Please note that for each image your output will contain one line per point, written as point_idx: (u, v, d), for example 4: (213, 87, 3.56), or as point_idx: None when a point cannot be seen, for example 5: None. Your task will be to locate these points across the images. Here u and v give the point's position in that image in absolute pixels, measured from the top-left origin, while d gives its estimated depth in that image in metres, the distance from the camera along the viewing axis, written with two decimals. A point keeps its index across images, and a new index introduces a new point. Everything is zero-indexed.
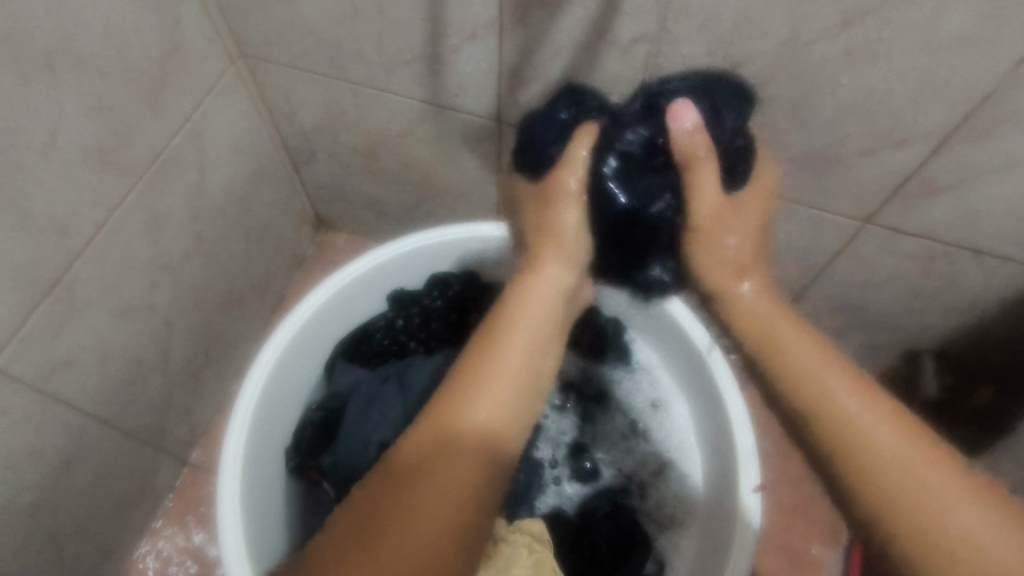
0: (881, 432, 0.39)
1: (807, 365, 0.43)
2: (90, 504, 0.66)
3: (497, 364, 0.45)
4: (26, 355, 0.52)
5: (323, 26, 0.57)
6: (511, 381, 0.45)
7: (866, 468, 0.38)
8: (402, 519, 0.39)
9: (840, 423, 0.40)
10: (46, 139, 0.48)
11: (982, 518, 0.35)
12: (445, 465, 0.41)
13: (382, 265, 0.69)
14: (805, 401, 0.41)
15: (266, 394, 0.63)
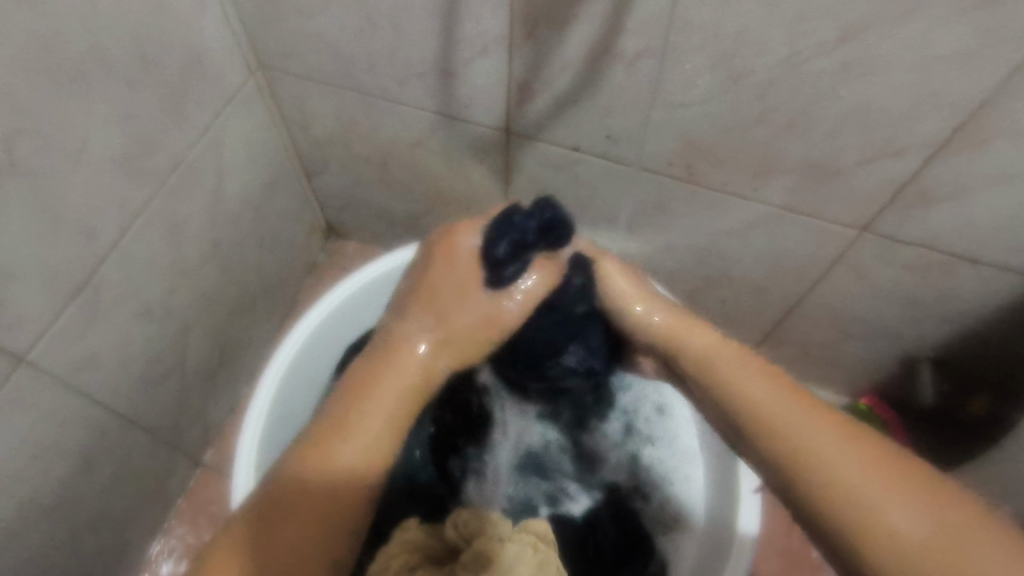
0: (841, 453, 0.40)
1: (773, 400, 0.45)
2: (107, 502, 0.67)
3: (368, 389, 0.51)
4: (53, 352, 0.54)
5: (340, 41, 0.60)
6: (377, 401, 0.50)
7: (827, 472, 0.40)
8: (285, 524, 0.44)
9: (799, 450, 0.42)
10: (79, 145, 0.50)
11: (936, 515, 0.36)
12: (315, 477, 0.46)
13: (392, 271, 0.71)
14: (769, 429, 0.44)
15: (279, 395, 0.65)
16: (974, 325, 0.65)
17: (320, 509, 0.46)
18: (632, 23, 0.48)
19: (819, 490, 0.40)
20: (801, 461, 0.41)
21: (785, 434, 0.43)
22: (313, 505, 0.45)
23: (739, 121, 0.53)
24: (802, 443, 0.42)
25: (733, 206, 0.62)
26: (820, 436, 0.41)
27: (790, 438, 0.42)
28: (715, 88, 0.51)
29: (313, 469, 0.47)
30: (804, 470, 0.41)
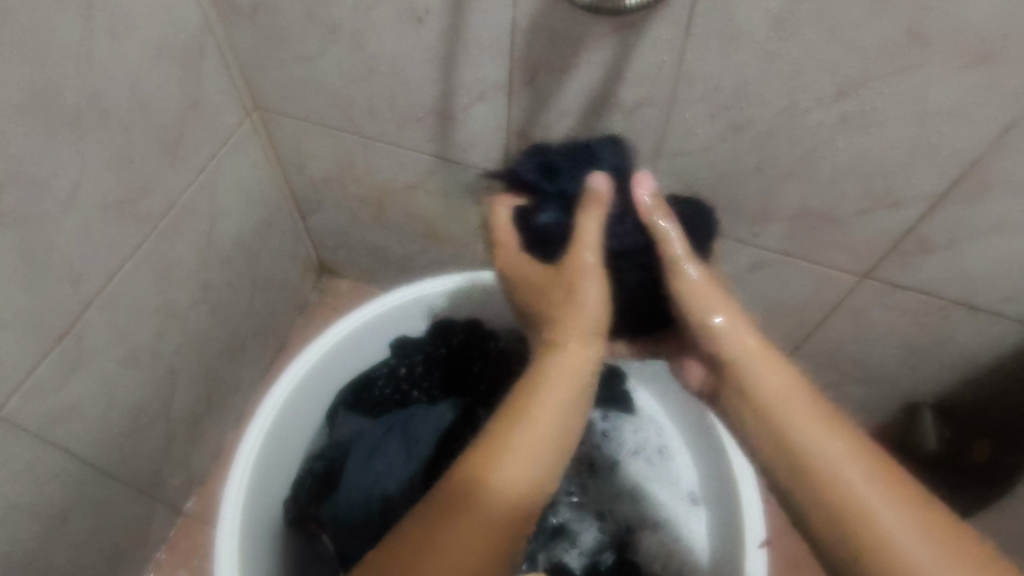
0: (872, 488, 0.39)
1: (806, 422, 0.42)
2: (83, 557, 0.64)
3: (531, 447, 0.43)
4: (31, 404, 0.51)
5: (339, 85, 0.60)
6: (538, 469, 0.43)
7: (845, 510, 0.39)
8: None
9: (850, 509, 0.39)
10: (69, 191, 0.49)
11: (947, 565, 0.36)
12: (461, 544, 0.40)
13: (384, 314, 0.70)
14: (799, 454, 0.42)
15: (268, 441, 0.62)
16: (976, 372, 0.64)
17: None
18: (632, 73, 0.49)
19: (822, 519, 0.40)
20: (811, 483, 0.41)
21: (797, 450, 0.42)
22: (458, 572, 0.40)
23: (738, 168, 0.53)
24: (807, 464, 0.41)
25: (733, 250, 0.62)
26: (860, 471, 0.40)
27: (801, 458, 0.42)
28: (715, 136, 0.51)
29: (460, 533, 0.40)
30: (820, 514, 0.40)
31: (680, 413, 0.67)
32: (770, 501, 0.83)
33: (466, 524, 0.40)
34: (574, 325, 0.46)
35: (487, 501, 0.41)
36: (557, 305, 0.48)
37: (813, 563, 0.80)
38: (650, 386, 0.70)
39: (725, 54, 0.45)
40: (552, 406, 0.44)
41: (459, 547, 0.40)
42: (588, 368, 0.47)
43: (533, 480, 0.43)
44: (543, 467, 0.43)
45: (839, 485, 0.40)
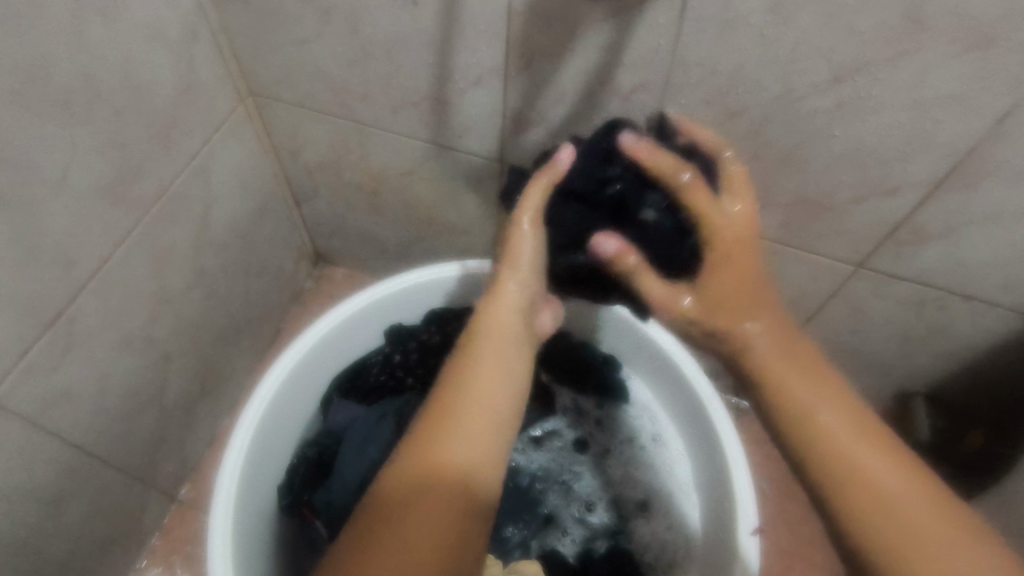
0: (917, 514, 0.37)
1: (846, 438, 0.40)
2: (76, 543, 0.64)
3: (478, 385, 0.46)
4: (24, 387, 0.51)
5: (333, 69, 0.59)
6: (490, 404, 0.46)
7: (895, 542, 0.37)
8: (399, 529, 0.40)
9: (901, 542, 0.37)
10: (59, 174, 0.48)
11: None
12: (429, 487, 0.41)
13: (378, 302, 0.70)
14: (841, 470, 0.40)
15: (263, 423, 0.62)
16: (971, 361, 0.64)
17: (438, 519, 0.40)
18: (627, 57, 0.48)
19: (865, 547, 0.38)
20: (851, 493, 0.39)
21: (834, 460, 0.40)
22: (429, 514, 0.40)
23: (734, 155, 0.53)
24: (837, 460, 0.40)
25: None
26: (901, 492, 0.38)
27: (838, 470, 0.40)
28: (711, 123, 0.51)
29: (426, 476, 0.42)
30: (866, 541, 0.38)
31: (677, 404, 0.67)
32: (764, 491, 0.83)
33: (461, 429, 0.44)
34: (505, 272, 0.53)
35: (449, 443, 0.43)
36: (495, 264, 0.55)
37: (806, 551, 0.80)
38: (646, 376, 0.70)
39: (722, 40, 0.45)
40: (493, 344, 0.49)
41: (460, 445, 0.43)
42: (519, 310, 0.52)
43: (506, 386, 0.47)
44: (508, 376, 0.48)
45: (880, 510, 0.38)
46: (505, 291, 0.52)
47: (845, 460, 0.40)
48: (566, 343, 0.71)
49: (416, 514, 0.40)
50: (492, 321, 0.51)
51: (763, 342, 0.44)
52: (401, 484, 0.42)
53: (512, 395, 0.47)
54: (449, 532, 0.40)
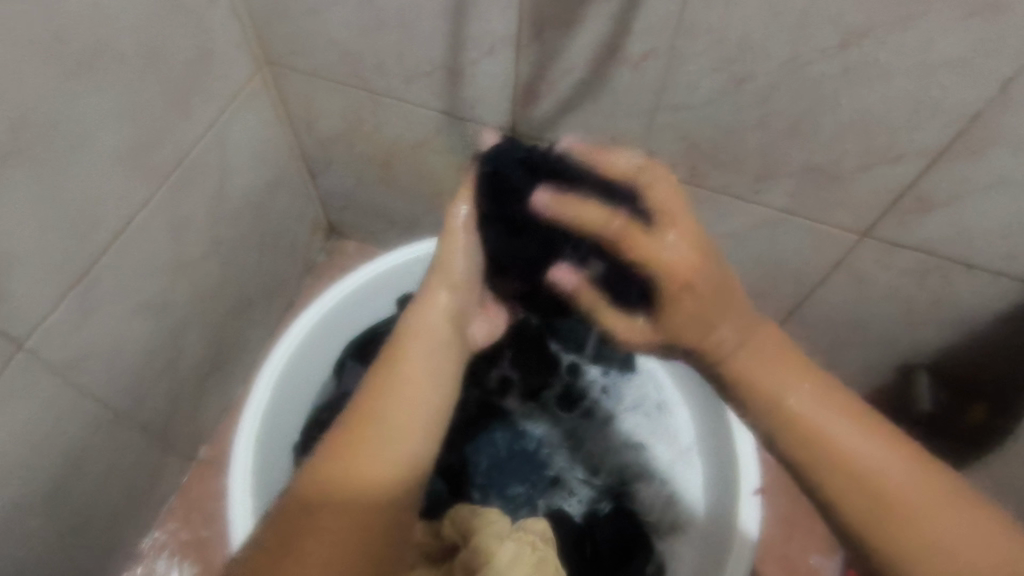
0: (903, 475, 0.40)
1: (820, 417, 0.42)
2: (101, 497, 0.66)
3: (399, 391, 0.45)
4: (54, 342, 0.53)
5: (348, 39, 0.61)
6: (413, 409, 0.45)
7: (889, 504, 0.40)
8: (307, 541, 0.39)
9: (890, 507, 0.40)
10: (84, 138, 0.49)
11: (968, 532, 0.39)
12: (337, 498, 0.40)
13: (379, 275, 0.72)
14: (821, 446, 0.42)
15: (280, 387, 0.65)
16: (973, 332, 0.65)
17: (347, 531, 0.39)
18: (637, 25, 0.49)
19: (863, 518, 0.40)
20: (834, 471, 0.41)
21: (817, 441, 0.42)
22: (338, 527, 0.39)
23: (741, 124, 0.54)
24: (832, 455, 0.41)
25: (733, 208, 0.63)
26: (884, 452, 0.41)
27: (823, 450, 0.42)
28: (719, 91, 0.52)
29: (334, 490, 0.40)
30: (855, 509, 0.41)
31: (681, 374, 0.69)
32: (766, 462, 0.85)
33: (376, 437, 0.42)
34: (436, 280, 0.52)
35: (361, 457, 0.41)
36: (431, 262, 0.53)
37: (806, 519, 0.82)
38: None
39: (730, 7, 0.45)
40: (417, 348, 0.48)
41: (373, 455, 0.42)
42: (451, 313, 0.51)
43: (430, 389, 0.46)
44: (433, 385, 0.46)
45: (871, 481, 0.40)
46: (434, 295, 0.51)
47: (837, 453, 0.41)
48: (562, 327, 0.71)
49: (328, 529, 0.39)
50: (420, 327, 0.49)
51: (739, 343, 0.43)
52: (309, 495, 0.40)
53: (436, 397, 0.46)
54: (357, 551, 0.39)
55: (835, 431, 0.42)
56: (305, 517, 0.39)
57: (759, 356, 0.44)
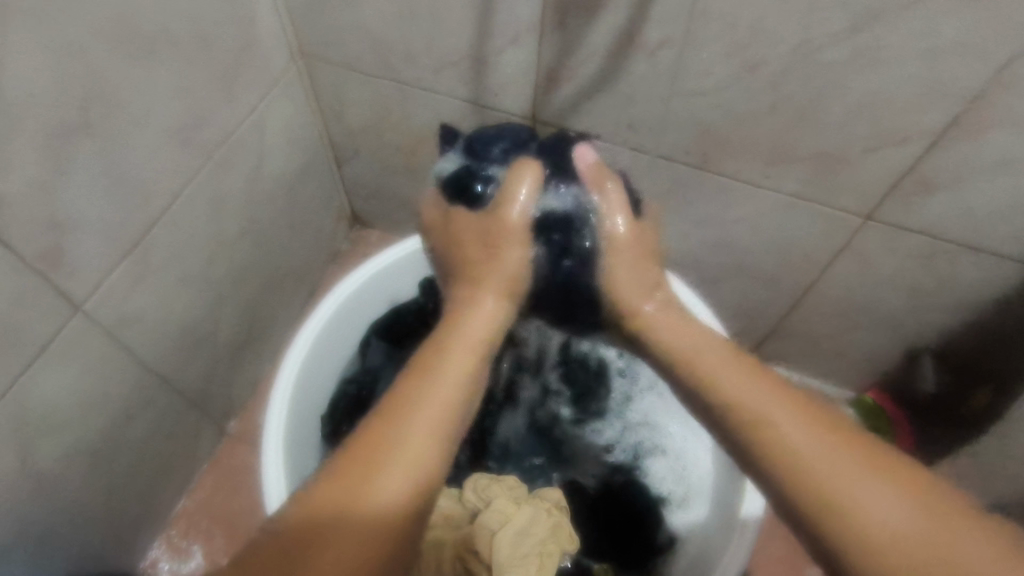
0: (832, 454, 0.42)
1: (756, 400, 0.46)
2: (141, 459, 0.70)
3: (427, 402, 0.46)
4: (106, 305, 0.57)
5: (380, 29, 0.64)
6: (438, 423, 0.45)
7: (803, 474, 0.42)
8: (318, 547, 0.38)
9: (810, 478, 0.41)
10: (142, 114, 0.53)
11: (895, 504, 0.39)
12: (353, 507, 0.40)
13: (388, 266, 0.74)
14: (756, 426, 0.45)
15: (310, 359, 0.69)
16: (977, 314, 0.67)
17: (358, 543, 0.39)
18: (655, 13, 0.52)
19: (793, 488, 0.42)
20: (771, 449, 0.44)
21: (760, 424, 0.45)
22: (351, 537, 0.39)
23: (754, 109, 0.57)
24: (774, 438, 0.44)
25: (744, 192, 0.66)
26: (811, 433, 0.43)
27: (764, 431, 0.45)
28: (732, 76, 0.55)
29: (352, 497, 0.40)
30: (791, 480, 0.42)
31: None
32: None
33: (403, 445, 0.43)
34: (487, 285, 0.54)
35: (385, 463, 0.42)
36: (474, 268, 0.55)
37: None
38: None
39: None
40: (454, 357, 0.49)
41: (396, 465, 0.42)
42: (490, 327, 0.53)
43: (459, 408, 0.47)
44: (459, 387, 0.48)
45: (795, 454, 0.43)
46: (479, 304, 0.53)
47: (776, 435, 0.44)
48: None
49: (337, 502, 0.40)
50: (461, 335, 0.51)
51: (655, 313, 0.56)
52: (328, 496, 0.40)
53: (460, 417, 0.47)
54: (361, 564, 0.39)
55: (782, 421, 0.45)
56: (322, 521, 0.39)
57: (671, 321, 0.55)
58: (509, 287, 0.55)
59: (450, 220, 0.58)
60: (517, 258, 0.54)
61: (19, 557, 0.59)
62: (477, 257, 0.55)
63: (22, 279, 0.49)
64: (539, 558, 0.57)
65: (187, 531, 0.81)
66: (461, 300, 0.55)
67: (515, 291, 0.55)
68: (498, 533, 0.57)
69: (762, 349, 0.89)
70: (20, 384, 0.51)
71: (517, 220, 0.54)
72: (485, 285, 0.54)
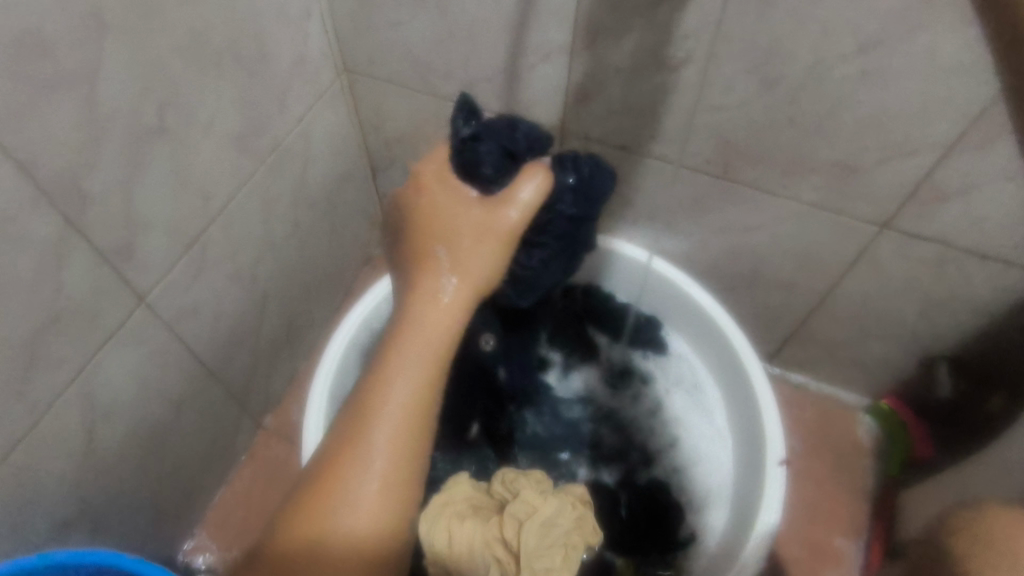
0: None
1: None
2: (187, 446, 0.75)
3: (382, 404, 0.55)
4: (165, 298, 0.62)
5: (421, 48, 0.69)
6: (394, 420, 0.54)
7: None
8: (310, 555, 0.50)
9: None
10: (208, 121, 0.58)
11: None
12: (335, 519, 0.51)
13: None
14: None
15: (347, 355, 0.73)
16: (990, 321, 0.70)
17: (344, 547, 0.50)
18: (680, 34, 0.56)
19: None
20: None
21: None
22: (337, 544, 0.50)
23: (772, 122, 0.61)
24: None
25: (765, 202, 0.69)
26: None
27: None
28: (752, 92, 0.59)
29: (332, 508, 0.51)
30: None
31: (712, 358, 0.75)
32: (793, 451, 0.92)
33: (367, 452, 0.53)
34: (440, 278, 0.59)
35: (354, 470, 0.52)
36: (426, 258, 0.60)
37: (831, 505, 0.88)
38: (685, 332, 0.78)
39: (762, 16, 0.52)
40: (410, 353, 0.57)
41: (363, 469, 0.52)
42: (447, 317, 0.58)
43: (416, 403, 0.55)
44: (421, 388, 0.56)
45: None
46: (435, 299, 0.59)
47: None
48: (609, 318, 0.80)
49: (326, 514, 0.51)
50: (418, 330, 0.58)
51: None
52: (313, 510, 0.51)
53: (415, 408, 0.55)
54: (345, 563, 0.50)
55: None
56: (309, 533, 0.51)
57: None
58: (469, 276, 0.59)
59: (455, 204, 0.58)
60: (495, 251, 0.58)
61: (80, 531, 0.63)
62: (434, 228, 0.59)
63: (95, 270, 0.53)
64: (562, 549, 0.60)
65: (228, 517, 0.86)
66: (418, 290, 0.60)
67: (470, 272, 0.59)
68: (525, 523, 0.59)
69: (780, 355, 0.92)
70: (88, 367, 0.56)
71: (511, 222, 0.57)
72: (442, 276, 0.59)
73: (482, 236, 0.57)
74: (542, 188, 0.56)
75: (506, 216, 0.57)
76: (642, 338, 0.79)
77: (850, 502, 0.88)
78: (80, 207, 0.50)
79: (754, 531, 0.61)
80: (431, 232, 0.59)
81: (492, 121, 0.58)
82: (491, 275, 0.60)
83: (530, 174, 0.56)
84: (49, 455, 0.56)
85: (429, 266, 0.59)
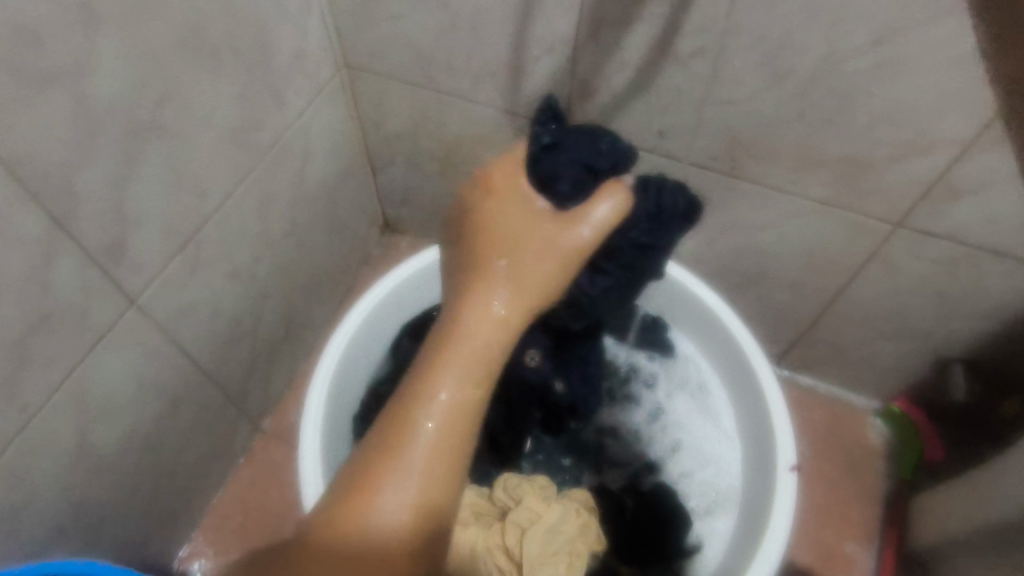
0: None
1: None
2: (183, 449, 0.73)
3: (427, 418, 0.51)
4: (158, 299, 0.60)
5: (423, 41, 0.67)
6: (440, 435, 0.51)
7: None
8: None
9: None
10: (204, 116, 0.57)
11: None
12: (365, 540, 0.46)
13: (402, 285, 0.76)
14: None
15: (344, 359, 0.71)
16: (1006, 321, 0.68)
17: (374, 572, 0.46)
18: (689, 25, 0.54)
19: None
20: None
21: None
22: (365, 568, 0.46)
23: (783, 116, 0.59)
24: None
25: (774, 199, 0.67)
26: None
27: None
28: (762, 85, 0.57)
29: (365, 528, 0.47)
30: None
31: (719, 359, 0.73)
32: (802, 455, 0.90)
33: (408, 469, 0.49)
34: (496, 288, 0.57)
35: (391, 487, 0.48)
36: (483, 265, 0.58)
37: (841, 510, 0.86)
38: (691, 331, 0.76)
39: (774, 7, 0.50)
40: (458, 363, 0.54)
41: (400, 488, 0.48)
42: (498, 329, 0.56)
43: (465, 419, 0.52)
44: (470, 402, 0.53)
45: None
46: (489, 308, 0.56)
47: None
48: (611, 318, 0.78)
49: (357, 534, 0.47)
50: (468, 340, 0.55)
51: None
52: (340, 529, 0.47)
53: (462, 425, 0.52)
54: None
55: None
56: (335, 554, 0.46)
57: None
58: (527, 291, 0.57)
59: (530, 212, 0.58)
60: (557, 269, 0.57)
61: (73, 537, 0.62)
62: (496, 235, 0.58)
63: (85, 270, 0.51)
64: (566, 557, 0.58)
65: (226, 520, 0.85)
66: (470, 296, 0.57)
67: (527, 286, 0.57)
68: (528, 531, 0.57)
69: (789, 357, 0.90)
70: (79, 369, 0.54)
71: (583, 240, 0.57)
72: (497, 285, 0.57)
73: (548, 251, 0.57)
74: (619, 209, 0.57)
75: (577, 234, 0.57)
76: (647, 338, 0.77)
77: (861, 506, 0.86)
78: (70, 205, 0.48)
79: (764, 538, 0.59)
80: (497, 241, 0.58)
81: (573, 133, 0.61)
82: (545, 294, 0.59)
83: (608, 192, 0.57)
84: (39, 459, 0.54)
85: (485, 274, 0.57)
